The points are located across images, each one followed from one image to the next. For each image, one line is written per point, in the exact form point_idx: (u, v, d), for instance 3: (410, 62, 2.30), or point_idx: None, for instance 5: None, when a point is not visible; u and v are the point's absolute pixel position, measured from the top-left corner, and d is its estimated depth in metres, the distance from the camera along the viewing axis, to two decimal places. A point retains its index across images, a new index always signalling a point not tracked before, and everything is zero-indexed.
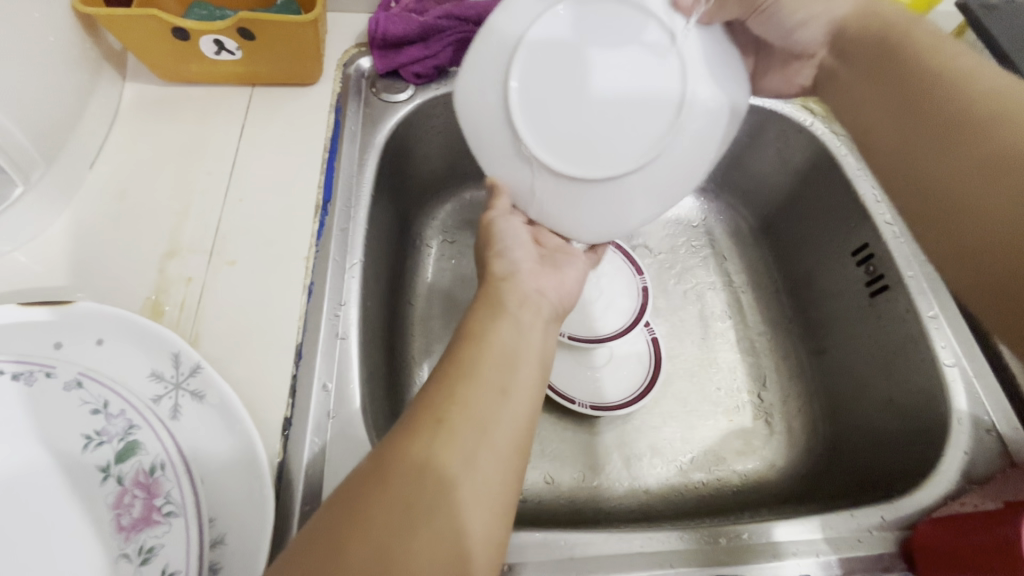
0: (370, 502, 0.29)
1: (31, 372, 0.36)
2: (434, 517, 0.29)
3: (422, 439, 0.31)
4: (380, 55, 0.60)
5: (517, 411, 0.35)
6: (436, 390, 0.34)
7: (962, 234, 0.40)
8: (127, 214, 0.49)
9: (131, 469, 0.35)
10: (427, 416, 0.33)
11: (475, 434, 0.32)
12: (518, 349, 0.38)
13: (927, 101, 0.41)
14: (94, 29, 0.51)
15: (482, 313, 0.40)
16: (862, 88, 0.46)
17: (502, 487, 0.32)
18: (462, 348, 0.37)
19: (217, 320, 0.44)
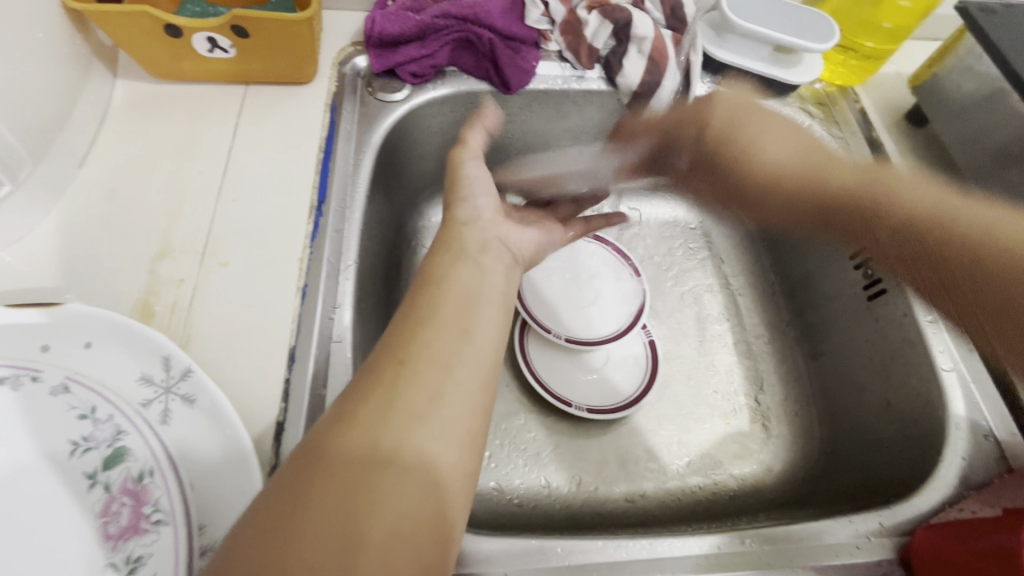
0: (329, 455, 0.29)
1: (16, 376, 0.36)
2: (398, 463, 0.29)
3: (378, 391, 0.31)
4: (377, 54, 0.59)
5: (479, 348, 0.34)
6: (397, 336, 0.34)
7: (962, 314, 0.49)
8: (117, 214, 0.48)
9: (118, 476, 0.34)
10: (386, 363, 0.32)
11: (439, 373, 0.32)
12: (481, 291, 0.38)
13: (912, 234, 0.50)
14: (84, 25, 0.50)
15: (441, 256, 0.40)
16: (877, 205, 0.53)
17: (467, 424, 0.32)
18: (418, 295, 0.36)
19: (208, 322, 0.43)
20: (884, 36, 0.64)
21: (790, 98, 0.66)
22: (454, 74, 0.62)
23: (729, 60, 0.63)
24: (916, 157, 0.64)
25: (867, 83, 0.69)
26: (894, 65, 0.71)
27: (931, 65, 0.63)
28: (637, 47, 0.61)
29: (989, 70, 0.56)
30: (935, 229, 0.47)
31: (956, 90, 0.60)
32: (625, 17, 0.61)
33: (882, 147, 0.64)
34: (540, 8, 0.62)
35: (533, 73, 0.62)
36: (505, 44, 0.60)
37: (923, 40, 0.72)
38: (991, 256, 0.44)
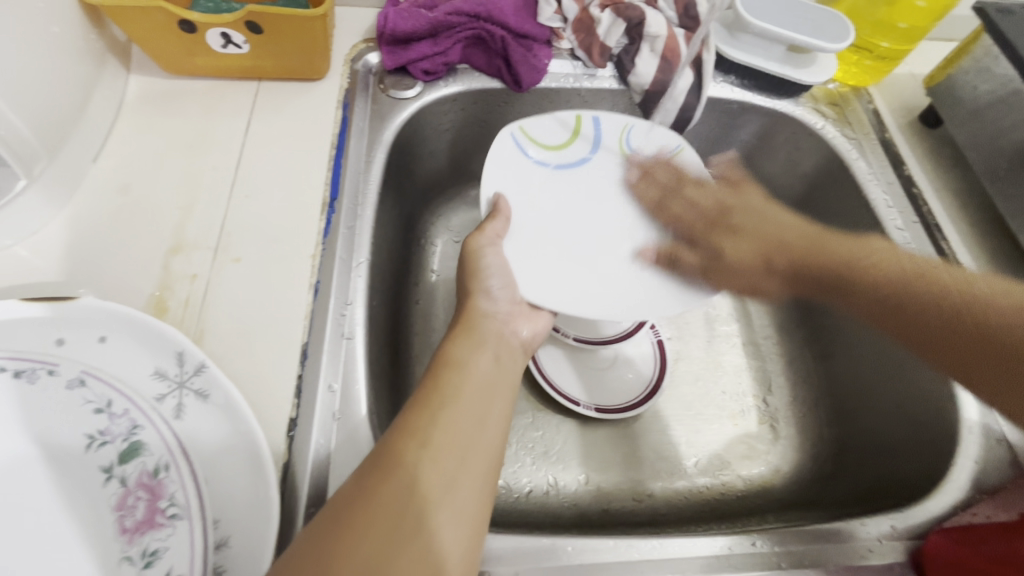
0: (351, 532, 0.30)
1: (32, 370, 0.36)
2: (411, 547, 0.30)
3: (403, 468, 0.33)
4: (389, 50, 0.59)
5: (493, 436, 0.37)
6: (415, 414, 0.36)
7: (862, 305, 0.47)
8: (130, 209, 0.48)
9: (134, 470, 0.35)
10: (408, 442, 0.34)
11: (456, 461, 0.34)
12: (495, 381, 0.41)
13: (895, 288, 0.45)
14: (100, 20, 0.50)
15: (461, 339, 0.43)
16: (793, 254, 0.53)
17: (474, 513, 0.33)
18: (439, 377, 0.39)
19: (221, 317, 0.43)
20: (899, 36, 0.63)
21: (803, 99, 0.66)
22: (466, 71, 0.62)
23: (743, 60, 0.63)
24: (930, 159, 0.63)
25: (881, 83, 0.69)
26: (908, 66, 0.70)
27: (946, 65, 0.62)
28: (649, 46, 0.61)
29: (1006, 70, 0.56)
30: (911, 283, 0.45)
31: (972, 92, 0.59)
32: (637, 15, 0.60)
33: (895, 148, 0.63)
34: (553, 6, 0.62)
35: (545, 71, 0.62)
36: (517, 41, 0.60)
37: (937, 41, 0.72)
38: (979, 302, 0.41)
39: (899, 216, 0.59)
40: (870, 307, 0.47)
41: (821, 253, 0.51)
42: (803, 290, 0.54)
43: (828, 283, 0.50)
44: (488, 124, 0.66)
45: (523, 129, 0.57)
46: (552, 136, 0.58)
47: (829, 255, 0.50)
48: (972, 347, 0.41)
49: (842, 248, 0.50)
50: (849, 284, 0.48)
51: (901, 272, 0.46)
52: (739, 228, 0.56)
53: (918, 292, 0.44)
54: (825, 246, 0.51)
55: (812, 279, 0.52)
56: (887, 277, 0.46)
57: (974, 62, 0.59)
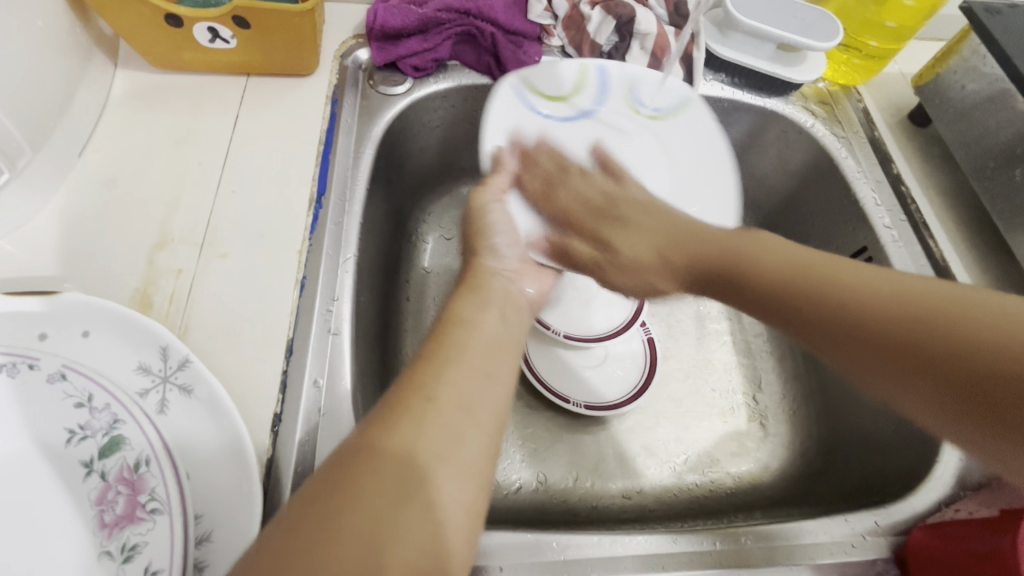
0: (352, 486, 0.28)
1: (14, 364, 0.35)
2: (416, 502, 0.29)
3: (406, 423, 0.31)
4: (379, 47, 0.59)
5: (499, 395, 0.34)
6: (421, 368, 0.34)
7: (871, 349, 0.35)
8: (116, 204, 0.48)
9: (115, 465, 0.34)
10: (413, 397, 0.32)
11: (461, 416, 0.32)
12: (505, 338, 0.38)
13: (870, 319, 0.36)
14: (86, 14, 0.50)
15: (467, 292, 0.41)
16: (722, 272, 0.43)
17: (479, 471, 0.31)
18: (444, 331, 0.37)
19: (207, 312, 0.43)
20: (888, 35, 0.64)
21: (793, 97, 0.66)
22: (457, 67, 0.62)
23: (732, 58, 0.63)
24: (918, 157, 0.64)
25: (870, 82, 0.69)
26: (898, 65, 0.70)
27: (934, 64, 0.63)
28: (639, 43, 0.61)
29: (993, 70, 0.56)
30: (901, 308, 0.35)
31: (960, 91, 0.59)
32: (627, 13, 0.60)
33: (883, 146, 0.64)
34: (543, 3, 0.62)
35: (536, 68, 0.62)
36: (507, 38, 0.60)
37: (926, 40, 0.72)
38: (976, 330, 0.32)
39: (887, 214, 0.59)
40: (884, 342, 0.35)
41: (747, 267, 0.42)
42: (706, 295, 0.44)
43: (764, 291, 0.41)
44: (478, 121, 0.66)
45: (526, 80, 0.56)
46: (557, 88, 0.57)
47: (711, 251, 0.43)
48: (988, 381, 0.31)
49: (772, 253, 0.41)
50: (823, 311, 0.37)
51: (893, 296, 0.35)
52: (627, 220, 0.47)
53: (921, 319, 0.34)
54: (757, 261, 0.41)
55: (745, 291, 0.42)
56: (849, 291, 0.37)
57: (962, 61, 0.59)
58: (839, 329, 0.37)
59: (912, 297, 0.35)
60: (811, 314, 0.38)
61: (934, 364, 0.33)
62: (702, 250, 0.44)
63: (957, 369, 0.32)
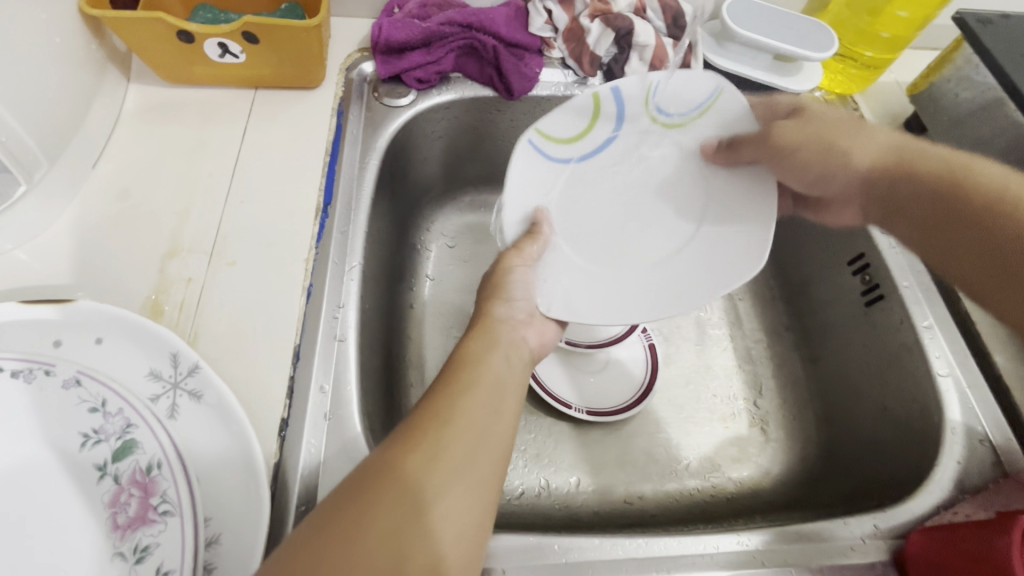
0: (357, 521, 0.29)
1: (30, 370, 0.36)
2: (422, 536, 0.30)
3: (419, 445, 0.33)
4: (383, 60, 0.60)
5: (506, 429, 0.36)
6: (436, 400, 0.36)
7: (912, 214, 0.44)
8: (129, 215, 0.49)
9: (128, 468, 0.35)
10: (427, 424, 0.34)
11: (470, 444, 0.34)
12: (509, 381, 0.40)
13: (937, 203, 0.43)
14: (100, 31, 0.51)
15: (477, 340, 0.43)
16: (870, 180, 0.46)
17: (476, 513, 0.32)
18: (456, 371, 0.39)
19: (216, 320, 0.44)
20: (883, 45, 0.65)
21: None
22: (459, 80, 0.63)
23: (729, 69, 0.64)
24: None
25: (867, 90, 0.70)
26: (894, 74, 0.71)
27: (928, 73, 0.64)
28: (638, 55, 0.63)
29: (986, 79, 0.57)
30: (960, 190, 0.42)
31: (953, 99, 0.60)
32: (626, 26, 0.61)
33: None
34: (544, 16, 0.63)
35: (537, 79, 0.63)
36: (509, 50, 0.62)
37: (921, 49, 0.73)
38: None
39: None
40: (916, 208, 0.44)
41: (912, 164, 0.44)
42: (878, 215, 0.47)
43: (888, 172, 0.45)
44: (480, 132, 0.67)
45: (539, 132, 0.50)
46: (567, 129, 0.50)
47: (916, 165, 0.44)
48: (979, 235, 0.41)
49: (927, 158, 0.44)
50: (907, 184, 0.45)
51: (936, 181, 0.43)
52: (839, 143, 0.46)
53: (968, 197, 0.41)
54: (908, 171, 0.44)
55: (889, 193, 0.45)
56: (936, 172, 0.43)
57: (955, 70, 0.60)
58: (929, 209, 0.43)
59: (961, 170, 0.42)
60: (932, 208, 0.43)
61: (971, 237, 0.41)
62: (922, 187, 0.43)
63: (944, 235, 0.43)
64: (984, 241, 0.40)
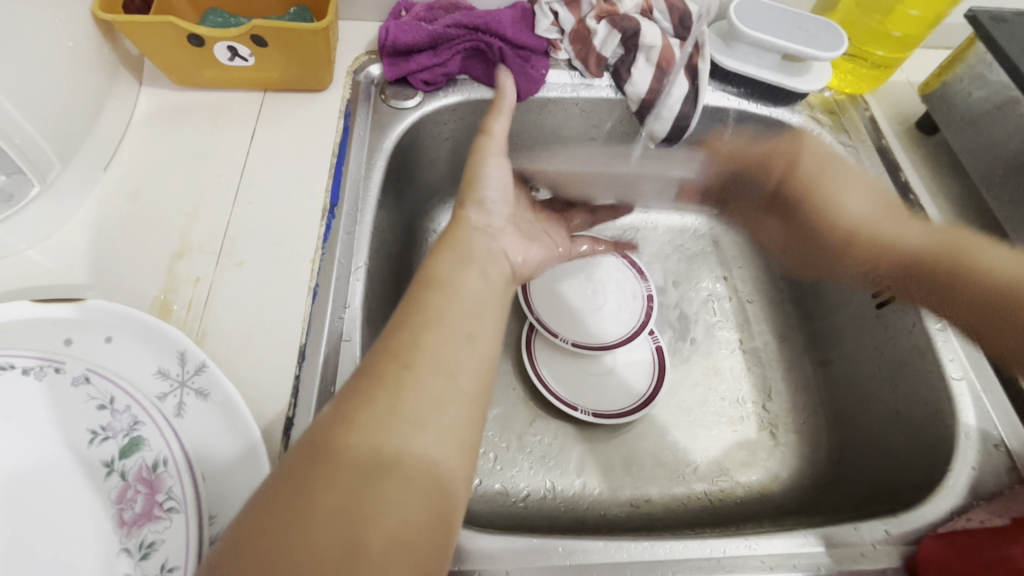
0: (323, 470, 0.29)
1: (41, 368, 0.37)
2: (403, 470, 0.29)
3: (381, 394, 0.31)
4: (390, 62, 0.61)
5: (480, 354, 0.35)
6: (395, 336, 0.34)
7: (944, 303, 0.53)
8: (139, 215, 0.50)
9: (134, 465, 0.36)
10: (388, 364, 0.33)
11: (441, 379, 0.33)
12: (482, 299, 0.38)
13: (989, 300, 0.50)
14: (113, 35, 0.52)
15: (446, 254, 0.41)
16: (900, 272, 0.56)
17: (467, 435, 0.32)
18: (419, 300, 0.37)
19: (223, 319, 0.45)
20: (894, 44, 0.64)
21: (799, 107, 0.67)
22: (466, 82, 0.64)
23: (738, 69, 0.64)
24: (927, 165, 0.64)
25: (877, 90, 0.69)
26: (906, 73, 0.71)
27: (940, 72, 0.63)
28: (645, 55, 0.63)
29: (999, 77, 0.56)
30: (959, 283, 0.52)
31: (966, 98, 0.59)
32: (633, 26, 0.61)
33: (891, 155, 0.64)
34: (550, 18, 0.63)
35: (543, 81, 0.63)
36: (515, 52, 0.62)
37: (932, 49, 0.73)
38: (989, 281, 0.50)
39: None
40: (970, 299, 0.51)
41: (925, 270, 0.54)
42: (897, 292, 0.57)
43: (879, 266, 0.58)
44: None
45: None
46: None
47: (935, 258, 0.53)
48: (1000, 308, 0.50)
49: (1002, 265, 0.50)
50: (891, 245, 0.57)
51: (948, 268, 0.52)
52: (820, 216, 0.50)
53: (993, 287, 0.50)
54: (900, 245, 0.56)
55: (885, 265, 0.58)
56: (894, 252, 0.56)
57: (968, 69, 0.59)
58: (954, 290, 0.52)
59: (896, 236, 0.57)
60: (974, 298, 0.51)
61: (994, 312, 0.50)
62: (955, 280, 0.52)
63: (978, 307, 0.51)
64: (979, 296, 0.50)
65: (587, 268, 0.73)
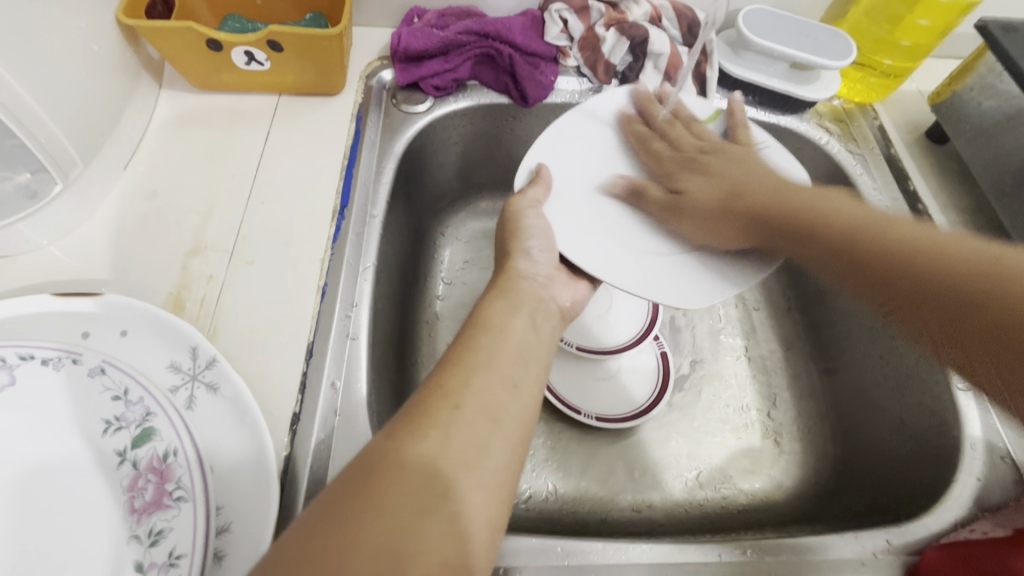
0: (373, 491, 0.28)
1: (59, 358, 0.38)
2: (445, 509, 0.29)
3: (434, 429, 0.32)
4: (402, 68, 0.62)
5: (523, 404, 0.36)
6: (448, 376, 0.35)
7: (866, 267, 0.41)
8: (156, 214, 0.51)
9: (146, 454, 0.37)
10: (441, 402, 0.33)
11: (488, 425, 0.33)
12: (531, 349, 0.39)
13: (931, 275, 0.37)
14: (135, 39, 0.54)
15: (496, 303, 0.42)
16: (829, 258, 0.43)
17: (508, 477, 0.32)
18: (474, 342, 0.38)
19: (235, 315, 0.46)
20: (903, 53, 0.64)
21: (807, 115, 0.67)
22: (475, 87, 0.65)
23: (747, 77, 0.64)
24: (936, 174, 0.63)
25: (886, 100, 0.69)
26: (916, 82, 0.70)
27: (951, 81, 0.62)
28: (653, 63, 0.63)
29: (1010, 87, 0.55)
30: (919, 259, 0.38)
31: (977, 108, 0.59)
32: (641, 34, 0.62)
33: (900, 164, 0.64)
34: (560, 25, 0.63)
35: (551, 88, 0.64)
36: (525, 59, 0.63)
37: (943, 58, 0.72)
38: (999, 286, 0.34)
39: None
40: (921, 284, 0.38)
41: (899, 265, 0.39)
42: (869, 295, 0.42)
43: (840, 243, 0.42)
44: (494, 137, 0.69)
45: (653, 92, 0.58)
46: (671, 112, 0.58)
47: (854, 230, 0.42)
48: (950, 305, 0.36)
49: (857, 212, 0.43)
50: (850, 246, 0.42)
51: (918, 254, 0.38)
52: (706, 170, 0.52)
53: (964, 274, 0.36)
54: (841, 220, 0.43)
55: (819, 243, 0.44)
56: (851, 240, 0.42)
57: (979, 78, 0.59)
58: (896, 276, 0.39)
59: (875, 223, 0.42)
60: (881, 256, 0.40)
61: (938, 304, 0.37)
62: (867, 256, 0.41)
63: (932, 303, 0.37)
64: (936, 294, 0.37)
65: None
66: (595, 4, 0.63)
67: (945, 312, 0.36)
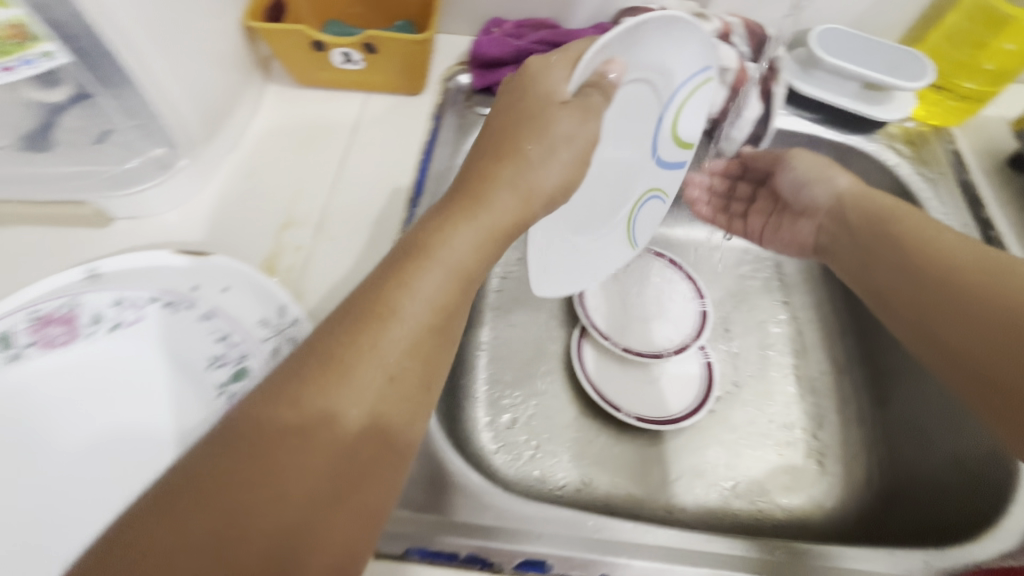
0: (253, 472, 0.28)
1: (178, 303, 0.47)
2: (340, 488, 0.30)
3: (325, 399, 0.30)
4: (479, 72, 0.67)
5: (431, 363, 0.34)
6: (352, 331, 0.32)
7: (909, 270, 0.48)
8: (256, 190, 0.58)
9: (241, 388, 0.44)
10: (335, 366, 0.31)
11: (385, 392, 0.32)
12: (460, 288, 0.36)
13: (963, 314, 0.43)
14: (253, 38, 0.61)
15: (459, 217, 0.38)
16: (861, 248, 0.53)
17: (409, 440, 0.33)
18: (397, 280, 0.34)
19: (317, 282, 0.52)
20: (986, 78, 0.63)
21: (877, 135, 0.67)
22: None
23: (816, 95, 0.65)
24: (1015, 203, 0.61)
25: (967, 123, 0.67)
26: (1000, 109, 0.68)
27: None
28: (720, 77, 0.65)
29: None
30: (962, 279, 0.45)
31: None
32: (710, 49, 0.63)
33: (975, 190, 0.62)
34: None
35: None
36: None
37: None
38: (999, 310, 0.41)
39: None
40: (968, 322, 0.43)
41: (962, 294, 0.44)
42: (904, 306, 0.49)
43: (910, 263, 0.48)
44: None
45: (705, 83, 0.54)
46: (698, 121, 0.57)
47: (900, 228, 0.50)
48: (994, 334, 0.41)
49: (954, 246, 0.47)
50: (906, 249, 0.49)
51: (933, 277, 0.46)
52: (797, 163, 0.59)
53: (982, 292, 0.43)
54: (927, 252, 0.48)
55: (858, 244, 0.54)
56: (936, 255, 0.47)
57: None
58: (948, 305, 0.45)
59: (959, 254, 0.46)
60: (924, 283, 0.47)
61: (975, 341, 0.42)
62: (925, 269, 0.47)
63: (975, 341, 0.42)
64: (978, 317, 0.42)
65: (642, 279, 0.76)
66: (666, 19, 0.65)
67: (933, 304, 0.46)
